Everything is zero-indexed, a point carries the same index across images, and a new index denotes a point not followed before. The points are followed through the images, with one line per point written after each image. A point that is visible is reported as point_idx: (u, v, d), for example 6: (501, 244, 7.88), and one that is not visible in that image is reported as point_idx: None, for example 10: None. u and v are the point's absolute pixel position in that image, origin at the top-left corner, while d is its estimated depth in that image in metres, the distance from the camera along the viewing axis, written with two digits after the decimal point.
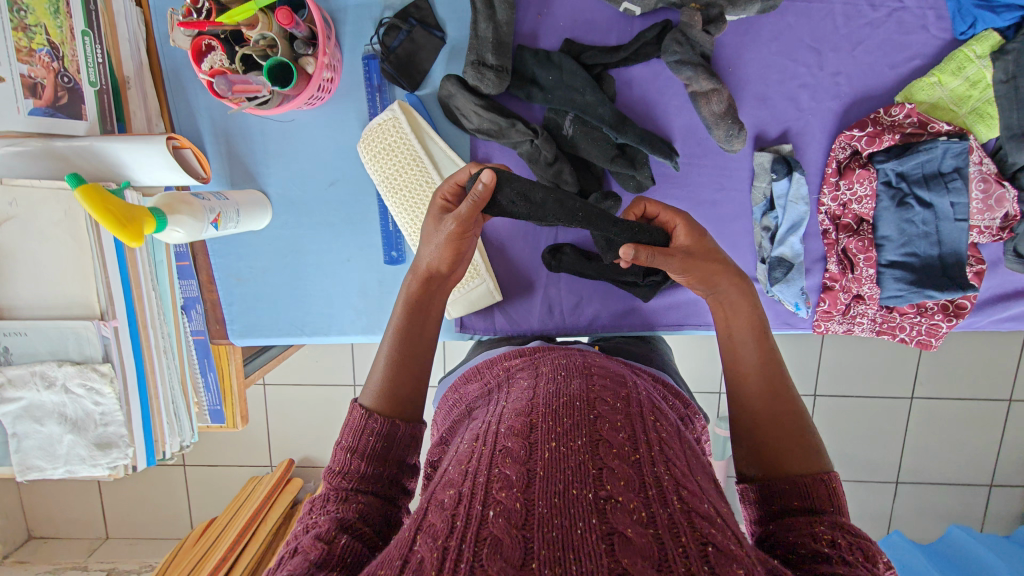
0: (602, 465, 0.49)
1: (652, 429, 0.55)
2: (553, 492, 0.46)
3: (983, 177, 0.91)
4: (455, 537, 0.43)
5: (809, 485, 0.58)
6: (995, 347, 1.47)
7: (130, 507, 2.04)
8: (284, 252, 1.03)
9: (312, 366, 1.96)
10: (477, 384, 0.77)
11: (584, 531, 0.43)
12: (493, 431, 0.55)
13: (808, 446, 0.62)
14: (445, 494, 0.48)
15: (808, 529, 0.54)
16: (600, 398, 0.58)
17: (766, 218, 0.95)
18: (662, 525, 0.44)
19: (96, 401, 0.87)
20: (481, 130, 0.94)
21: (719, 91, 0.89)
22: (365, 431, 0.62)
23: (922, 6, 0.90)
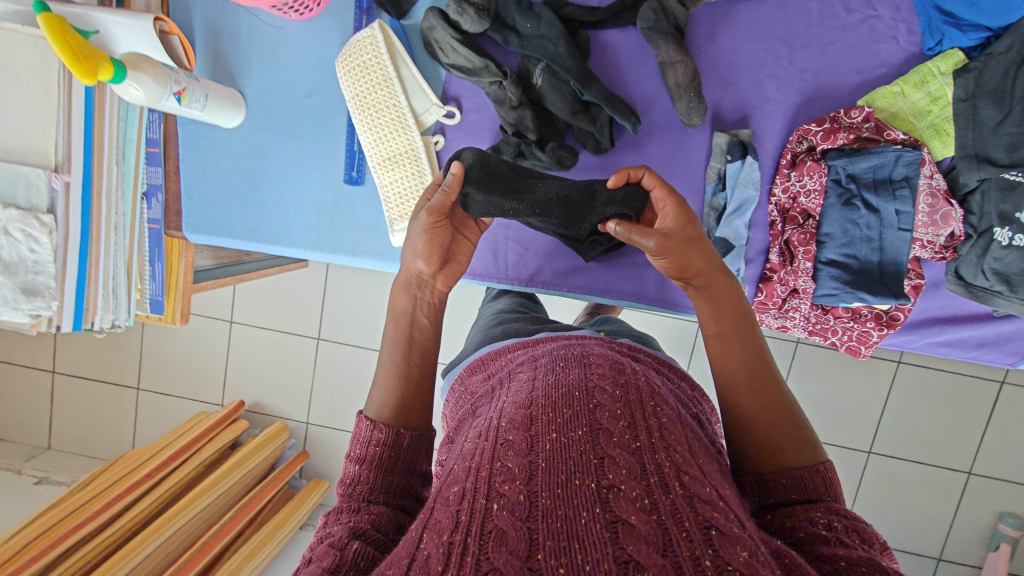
0: (603, 453, 0.47)
1: (654, 415, 0.52)
2: (555, 483, 0.44)
3: (932, 192, 0.92)
4: (461, 530, 0.42)
5: (805, 476, 0.54)
6: (952, 403, 1.45)
7: (78, 419, 2.04)
8: (251, 156, 1.06)
9: (279, 311, 1.96)
10: (484, 377, 0.75)
11: (588, 520, 0.41)
12: (495, 426, 0.53)
13: (801, 436, 0.57)
14: (451, 490, 0.47)
15: (803, 515, 0.51)
16: (598, 386, 0.55)
17: (716, 198, 0.97)
18: (664, 511, 0.42)
19: (31, 249, 0.89)
20: (455, 66, 0.97)
21: (686, 62, 0.91)
22: (372, 441, 0.60)
23: (894, 18, 0.93)
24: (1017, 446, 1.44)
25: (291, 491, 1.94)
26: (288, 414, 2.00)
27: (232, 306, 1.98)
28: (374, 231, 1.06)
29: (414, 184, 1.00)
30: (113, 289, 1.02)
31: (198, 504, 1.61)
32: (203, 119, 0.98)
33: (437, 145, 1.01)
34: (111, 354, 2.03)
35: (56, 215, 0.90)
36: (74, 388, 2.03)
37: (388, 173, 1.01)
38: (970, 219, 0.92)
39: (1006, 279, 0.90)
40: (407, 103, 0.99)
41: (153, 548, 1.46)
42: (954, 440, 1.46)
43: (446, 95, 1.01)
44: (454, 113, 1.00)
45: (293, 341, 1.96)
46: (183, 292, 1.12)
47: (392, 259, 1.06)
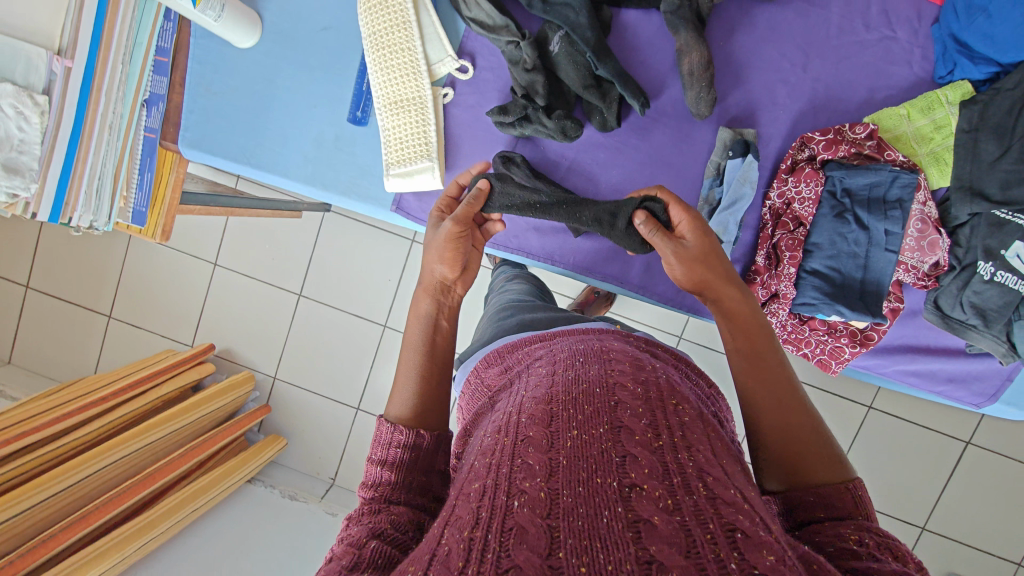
0: (625, 451, 0.48)
1: (675, 414, 0.53)
2: (576, 481, 0.45)
3: (923, 218, 0.92)
4: (481, 527, 0.43)
5: (832, 493, 0.52)
6: (915, 452, 1.45)
7: (44, 337, 2.01)
8: (258, 80, 1.05)
9: (266, 261, 1.94)
10: (500, 370, 0.75)
11: (610, 520, 0.42)
12: (513, 420, 0.54)
13: (831, 454, 0.56)
14: (471, 486, 0.48)
15: (833, 530, 0.49)
16: (618, 383, 0.56)
17: (712, 192, 0.97)
18: (687, 512, 0.43)
19: (19, 127, 0.87)
20: (476, 20, 0.96)
21: (701, 50, 0.91)
22: (393, 442, 0.62)
23: (911, 42, 0.94)
24: (972, 502, 1.44)
25: (247, 442, 1.91)
26: (257, 365, 1.98)
27: (218, 249, 1.96)
28: (369, 174, 1.05)
29: (417, 131, 1.00)
30: (96, 188, 1.01)
31: (149, 437, 1.58)
32: (216, 32, 0.97)
33: (445, 97, 1.01)
34: (87, 277, 1.99)
35: (51, 98, 0.89)
36: (44, 306, 2.00)
37: (392, 117, 1.00)
38: (957, 250, 0.93)
39: (981, 313, 0.92)
40: (422, 49, 0.98)
41: (90, 473, 1.42)
42: (912, 489, 1.46)
43: (462, 49, 1.01)
44: (468, 69, 1.01)
45: (274, 293, 1.94)
46: (168, 207, 1.14)
47: (382, 203, 1.05)
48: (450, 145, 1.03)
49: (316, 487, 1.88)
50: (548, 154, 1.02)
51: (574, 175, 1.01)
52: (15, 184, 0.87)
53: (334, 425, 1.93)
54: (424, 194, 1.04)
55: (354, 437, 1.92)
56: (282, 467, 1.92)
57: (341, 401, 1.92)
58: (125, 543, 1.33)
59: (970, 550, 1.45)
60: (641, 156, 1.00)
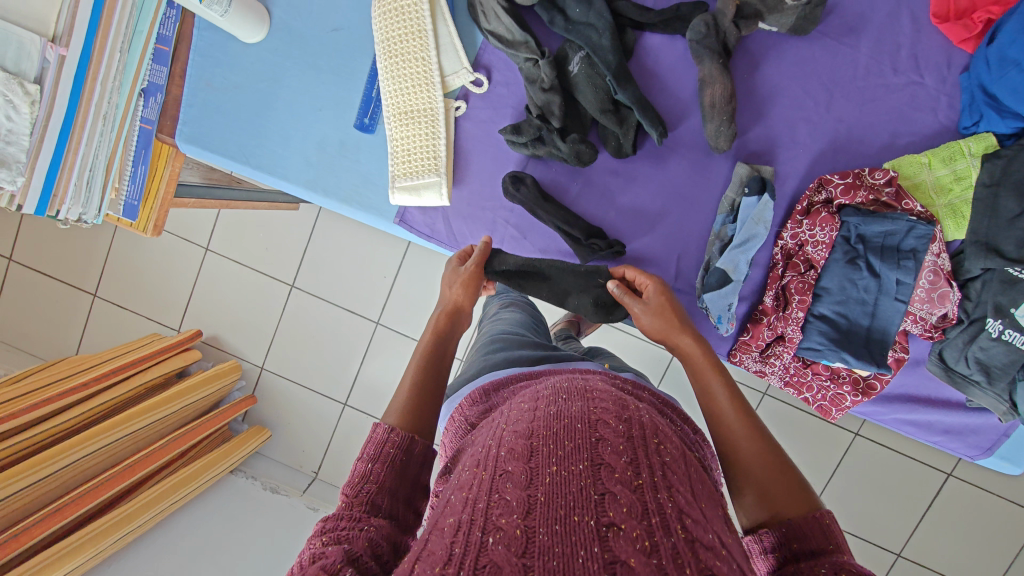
0: (604, 489, 0.47)
1: (656, 453, 0.52)
2: (553, 518, 0.45)
3: (935, 269, 0.91)
4: (453, 565, 0.43)
5: (805, 524, 0.56)
6: (898, 483, 1.46)
7: (26, 313, 1.95)
8: (261, 77, 1.01)
9: (259, 249, 1.89)
10: (483, 410, 0.73)
11: (586, 560, 0.42)
12: (492, 453, 0.53)
13: (797, 486, 0.61)
14: (447, 521, 0.48)
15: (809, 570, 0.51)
16: (602, 419, 0.55)
17: (724, 228, 0.94)
18: (665, 554, 0.43)
19: (7, 116, 0.83)
20: (494, 33, 0.93)
21: (725, 84, 0.89)
22: (388, 442, 0.62)
23: (938, 89, 0.92)
24: (945, 535, 1.46)
25: (229, 432, 1.86)
26: (244, 354, 1.94)
27: (210, 234, 1.91)
28: (373, 183, 1.01)
29: (426, 144, 0.97)
30: (86, 180, 0.96)
31: (132, 425, 1.55)
32: (222, 26, 0.93)
33: (457, 110, 0.98)
34: (73, 253, 1.94)
35: (42, 87, 0.85)
36: (28, 281, 1.94)
37: (401, 127, 0.97)
38: (965, 304, 0.92)
39: (985, 370, 0.91)
40: (436, 60, 0.95)
41: (69, 463, 1.38)
42: (888, 518, 1.47)
43: (477, 61, 0.98)
44: (483, 83, 0.97)
45: (266, 283, 1.90)
46: (162, 203, 1.10)
47: (385, 215, 1.01)
48: (459, 159, 1.00)
49: (298, 480, 1.85)
50: (559, 176, 0.98)
51: (583, 201, 0.98)
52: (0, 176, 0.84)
53: (320, 420, 1.89)
54: (430, 208, 1.01)
55: (340, 434, 1.88)
56: (266, 459, 1.89)
57: (328, 396, 1.89)
58: (103, 536, 1.30)
59: None
60: (654, 185, 0.97)
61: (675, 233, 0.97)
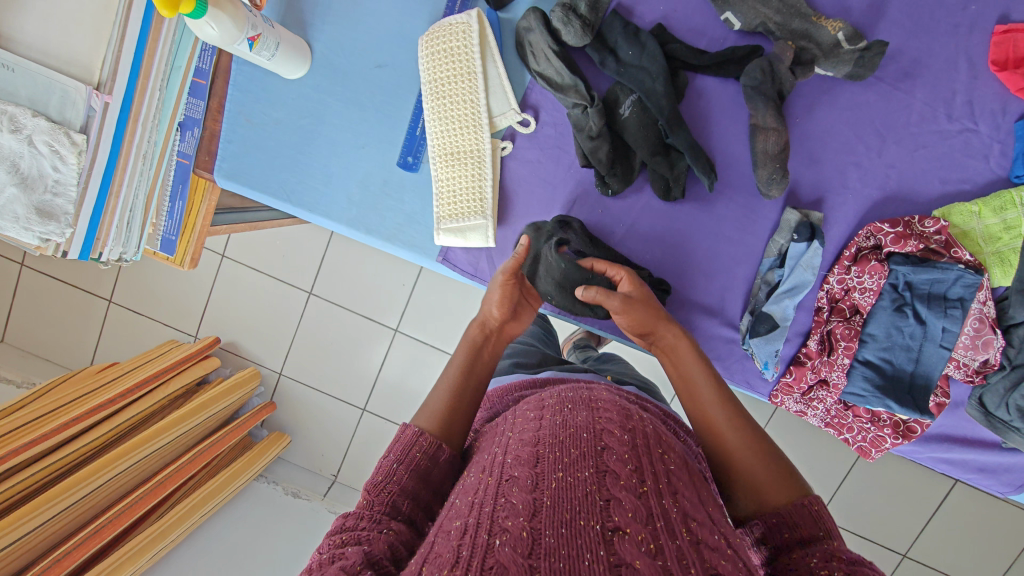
0: (609, 495, 0.49)
1: (661, 461, 0.54)
2: (559, 522, 0.46)
3: (980, 317, 0.92)
4: (461, 566, 0.43)
5: (793, 514, 0.58)
6: (911, 488, 1.48)
7: (42, 318, 1.93)
8: (303, 114, 0.99)
9: (276, 256, 1.85)
10: (489, 418, 0.75)
11: (592, 563, 0.43)
12: (500, 460, 0.55)
13: (783, 474, 0.63)
14: (453, 524, 0.49)
15: (804, 565, 0.52)
16: (607, 429, 0.56)
17: (771, 272, 0.96)
18: (670, 556, 0.44)
19: (54, 166, 0.81)
20: (544, 75, 0.92)
21: (779, 132, 0.89)
22: (415, 447, 0.62)
23: (992, 137, 0.91)
24: (957, 540, 1.48)
25: (250, 439, 1.82)
26: (262, 360, 1.90)
27: (228, 240, 1.87)
28: (417, 222, 1.00)
29: (472, 185, 0.96)
30: (127, 220, 0.94)
31: (159, 441, 1.51)
32: (266, 66, 0.92)
33: (504, 150, 0.97)
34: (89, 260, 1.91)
35: (88, 136, 0.83)
36: (44, 288, 1.91)
37: (447, 168, 0.96)
38: (1008, 350, 0.94)
39: None
40: (485, 101, 0.94)
41: (100, 484, 1.34)
42: (903, 523, 1.49)
43: (525, 101, 0.97)
44: (530, 122, 0.97)
45: (283, 289, 1.87)
46: (199, 234, 1.10)
47: (428, 253, 1.00)
48: (505, 200, 0.99)
49: (318, 485, 1.82)
50: (605, 218, 0.98)
51: (629, 241, 0.98)
52: (51, 229, 0.83)
53: (337, 427, 1.86)
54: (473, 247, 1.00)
55: (358, 439, 1.85)
56: (288, 464, 1.86)
57: (346, 401, 1.85)
58: (140, 553, 1.29)
59: None
60: (702, 228, 0.97)
61: (722, 275, 0.97)
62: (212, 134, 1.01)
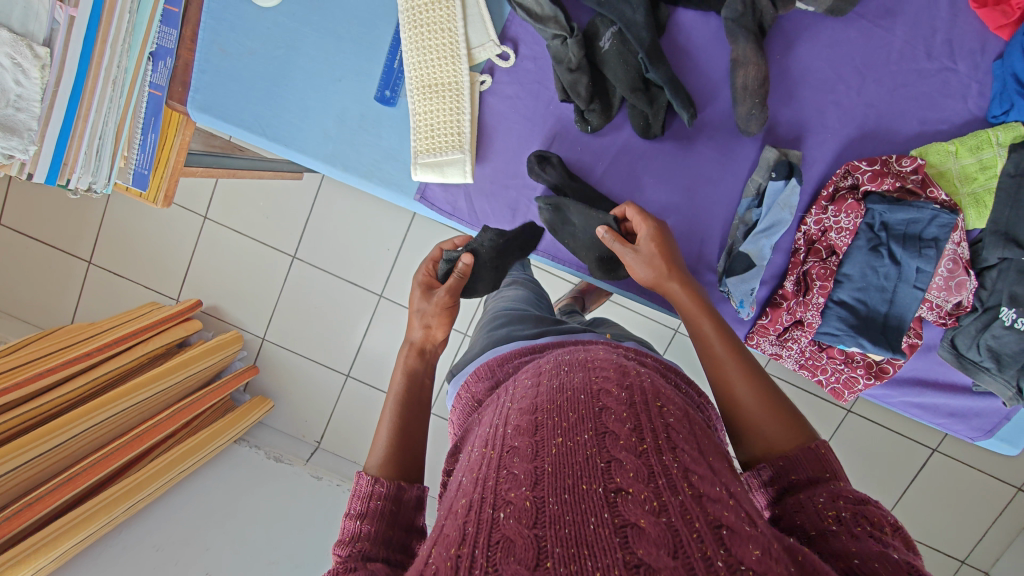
0: (610, 457, 0.50)
1: (659, 417, 0.54)
2: (561, 488, 0.48)
3: (954, 258, 0.91)
4: (468, 544, 0.45)
5: (800, 457, 0.58)
6: (885, 455, 1.49)
7: (5, 279, 1.78)
8: (278, 44, 0.97)
9: (260, 217, 1.76)
10: (490, 386, 0.74)
11: (597, 526, 0.45)
12: (500, 432, 0.56)
13: (792, 419, 0.62)
14: (459, 503, 0.51)
15: (809, 502, 0.52)
16: (604, 388, 0.57)
17: (749, 212, 0.94)
18: (673, 512, 0.45)
19: (16, 80, 0.80)
20: (523, 5, 0.91)
21: (760, 66, 0.88)
22: (374, 496, 0.58)
23: (970, 76, 0.92)
24: (936, 507, 1.49)
25: (232, 403, 1.75)
26: (245, 324, 1.81)
27: (209, 202, 1.77)
28: (394, 158, 0.99)
29: (450, 119, 0.95)
30: (97, 148, 0.91)
31: (138, 396, 1.45)
32: None
33: (483, 84, 0.96)
34: (60, 214, 1.77)
35: (52, 50, 0.82)
36: (7, 246, 1.78)
37: (425, 101, 0.95)
38: (980, 292, 0.94)
39: (997, 357, 0.94)
40: (463, 32, 0.93)
41: (74, 435, 1.29)
42: (882, 489, 1.50)
43: (505, 34, 0.96)
44: (509, 56, 0.96)
45: (265, 251, 1.77)
46: (172, 171, 1.08)
47: (406, 191, 0.98)
48: (484, 135, 0.98)
49: (301, 450, 1.73)
50: (585, 155, 0.97)
51: (608, 180, 0.97)
52: (12, 145, 0.80)
53: (321, 389, 1.77)
54: (451, 185, 0.99)
55: (344, 403, 1.77)
56: (269, 428, 1.76)
57: (330, 365, 1.77)
58: (113, 505, 1.22)
59: (928, 550, 1.51)
60: (681, 167, 0.96)
61: (700, 216, 0.97)
62: (185, 64, 0.98)
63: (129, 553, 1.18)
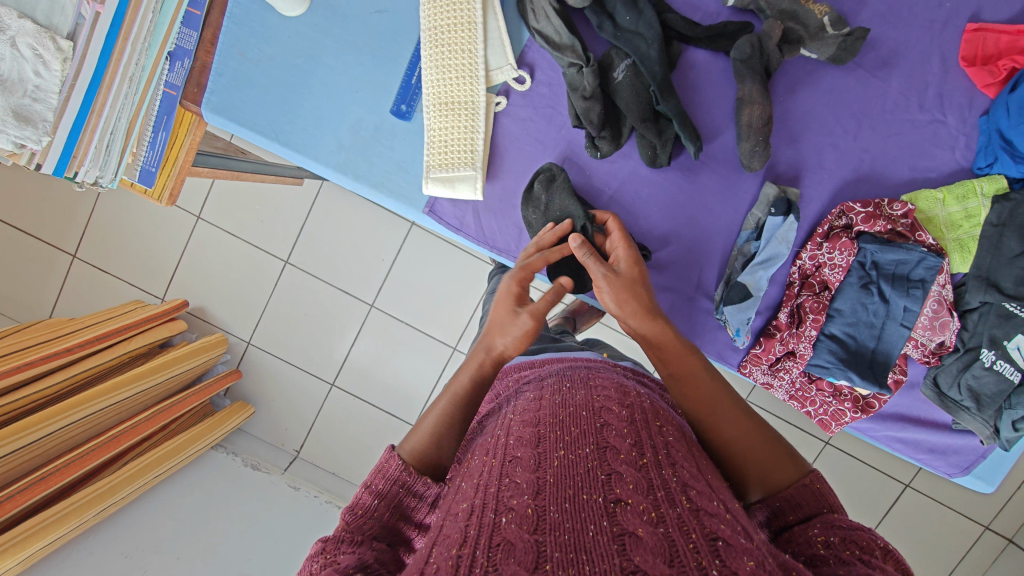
0: (610, 469, 0.51)
1: (659, 434, 0.57)
2: (563, 497, 0.48)
3: (940, 299, 0.95)
4: (469, 544, 0.45)
5: (796, 495, 0.59)
6: (861, 490, 1.53)
7: None
8: (298, 52, 0.98)
9: (255, 221, 1.75)
10: (492, 398, 0.75)
11: (596, 534, 0.45)
12: (502, 442, 0.57)
13: (783, 453, 0.64)
14: (460, 506, 0.51)
15: (803, 536, 0.55)
16: (605, 406, 0.59)
17: (748, 244, 0.98)
18: (671, 524, 0.46)
19: (36, 71, 0.81)
20: (542, 33, 0.94)
21: (765, 107, 0.92)
22: (399, 483, 0.61)
23: (958, 129, 0.97)
24: (907, 543, 1.53)
25: (212, 408, 1.71)
26: (231, 327, 1.78)
27: (204, 202, 1.75)
28: (405, 171, 1.00)
29: (464, 137, 0.97)
30: (107, 143, 0.91)
31: (118, 395, 1.42)
32: None
33: (497, 105, 0.99)
34: (48, 205, 1.73)
35: (74, 43, 0.83)
36: None
37: (440, 118, 0.97)
38: (962, 333, 0.99)
39: (976, 397, 0.98)
40: (482, 54, 0.96)
41: (49, 433, 1.25)
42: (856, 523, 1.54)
43: (522, 59, 0.99)
44: (525, 80, 0.99)
45: (258, 256, 1.75)
46: (179, 169, 1.07)
47: (414, 204, 1.00)
48: (496, 154, 1.00)
49: (280, 459, 1.69)
50: (593, 180, 1.00)
51: (615, 206, 1.00)
52: (26, 134, 0.81)
53: (306, 397, 1.75)
54: (460, 201, 1.00)
55: (327, 413, 1.74)
56: (247, 436, 1.73)
57: (315, 374, 1.75)
58: (84, 507, 1.19)
59: None
60: (685, 197, 0.99)
61: (701, 245, 0.99)
62: (202, 66, 0.98)
63: (95, 560, 1.13)
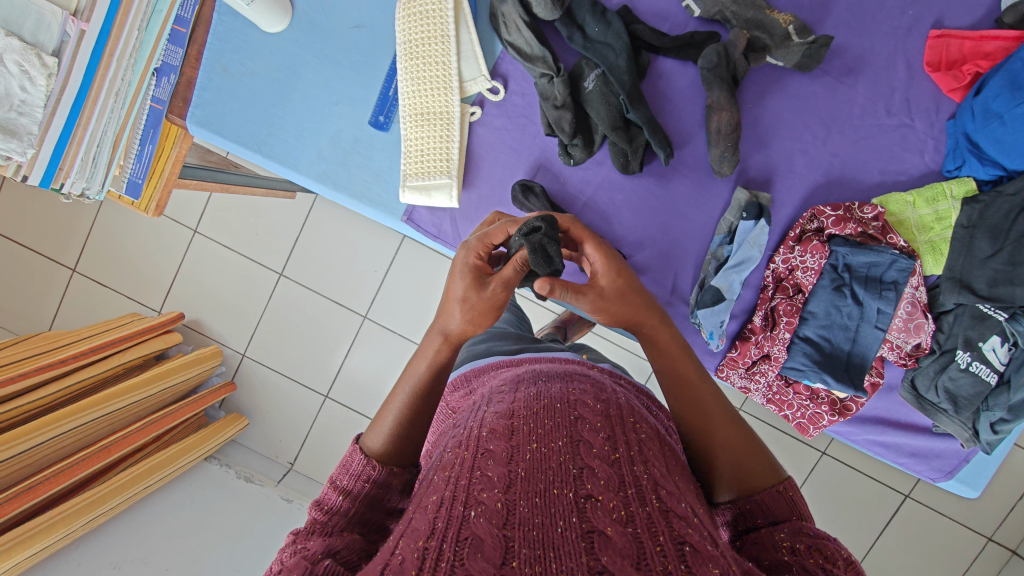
0: (582, 464, 0.51)
1: (632, 431, 0.57)
2: (533, 493, 0.47)
3: (913, 301, 0.95)
4: (436, 537, 0.44)
5: (767, 500, 0.57)
6: (859, 500, 1.50)
7: None
8: (279, 67, 1.01)
9: (250, 234, 1.78)
10: (462, 396, 0.75)
11: (565, 530, 0.44)
12: (475, 434, 0.56)
13: (764, 461, 0.62)
14: (430, 499, 0.50)
15: (769, 540, 0.52)
16: (580, 400, 0.59)
17: (721, 249, 0.98)
18: (640, 524, 0.45)
19: (22, 86, 0.83)
20: (514, 45, 0.97)
21: (732, 112, 0.94)
22: (363, 476, 0.63)
23: (927, 133, 0.99)
24: (907, 556, 1.50)
25: (206, 419, 1.72)
26: (225, 339, 1.80)
27: (200, 217, 1.78)
28: (384, 180, 1.02)
29: (440, 146, 0.99)
30: (93, 155, 0.94)
31: (110, 406, 1.43)
32: (245, 13, 0.95)
33: (472, 115, 1.01)
34: (49, 222, 1.77)
35: (60, 60, 0.85)
36: None
37: (416, 128, 1.00)
38: (938, 335, 0.99)
39: (953, 399, 0.98)
40: (456, 65, 0.99)
41: (39, 443, 1.25)
42: (856, 535, 1.51)
43: (496, 70, 1.02)
44: (499, 90, 1.01)
45: (252, 268, 1.78)
46: (166, 180, 1.10)
47: (393, 213, 1.02)
48: (471, 163, 1.02)
49: (273, 471, 1.70)
50: (567, 187, 1.01)
51: (589, 212, 1.01)
52: (11, 147, 0.83)
53: (299, 408, 1.76)
54: (437, 210, 1.02)
55: (320, 424, 1.75)
56: (242, 448, 1.73)
57: (308, 385, 1.76)
58: (72, 517, 1.19)
59: None
60: (658, 202, 1.01)
61: (675, 250, 1.01)
62: (188, 81, 1.02)
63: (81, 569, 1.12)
